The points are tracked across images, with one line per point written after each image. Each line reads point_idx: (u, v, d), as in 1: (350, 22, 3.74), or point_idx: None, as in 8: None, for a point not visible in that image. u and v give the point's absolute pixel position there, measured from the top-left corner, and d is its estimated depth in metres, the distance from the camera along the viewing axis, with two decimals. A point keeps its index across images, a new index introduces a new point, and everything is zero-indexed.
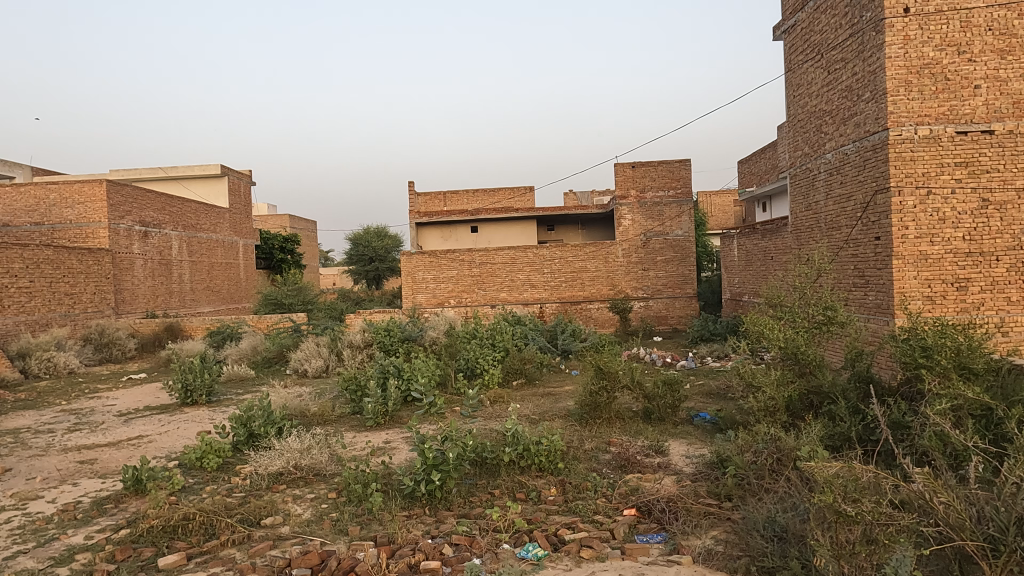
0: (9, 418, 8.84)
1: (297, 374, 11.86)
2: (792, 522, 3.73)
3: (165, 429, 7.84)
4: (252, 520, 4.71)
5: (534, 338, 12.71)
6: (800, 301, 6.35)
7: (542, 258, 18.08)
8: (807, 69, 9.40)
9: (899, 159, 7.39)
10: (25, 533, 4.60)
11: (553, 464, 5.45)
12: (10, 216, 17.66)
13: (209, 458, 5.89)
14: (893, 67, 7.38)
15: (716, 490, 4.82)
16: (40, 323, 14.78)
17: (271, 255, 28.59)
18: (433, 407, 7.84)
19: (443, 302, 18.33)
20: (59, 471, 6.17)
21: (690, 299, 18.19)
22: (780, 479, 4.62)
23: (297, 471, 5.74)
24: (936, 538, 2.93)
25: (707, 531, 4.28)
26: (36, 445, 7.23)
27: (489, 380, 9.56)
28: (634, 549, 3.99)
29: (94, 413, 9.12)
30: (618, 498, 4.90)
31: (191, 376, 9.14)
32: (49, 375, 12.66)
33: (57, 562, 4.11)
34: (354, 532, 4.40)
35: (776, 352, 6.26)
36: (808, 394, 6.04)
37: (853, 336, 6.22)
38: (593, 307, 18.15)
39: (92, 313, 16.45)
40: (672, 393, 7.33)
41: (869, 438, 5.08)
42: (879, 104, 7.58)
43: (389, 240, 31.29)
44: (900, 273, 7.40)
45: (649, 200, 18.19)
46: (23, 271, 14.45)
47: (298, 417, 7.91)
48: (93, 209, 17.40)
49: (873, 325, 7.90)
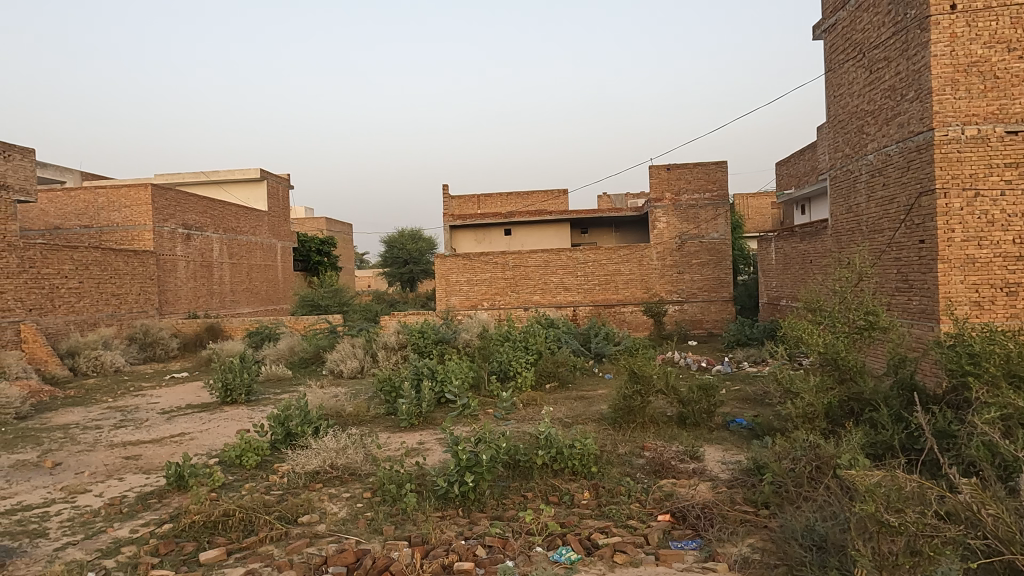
0: (58, 414, 9.16)
1: (334, 374, 12.09)
2: (832, 531, 3.61)
3: (205, 427, 8.02)
4: (289, 518, 4.79)
5: (568, 340, 12.72)
6: (840, 306, 6.19)
7: (576, 261, 18.03)
8: (847, 69, 9.21)
9: (945, 160, 7.18)
10: (74, 526, 4.77)
11: (587, 468, 5.43)
12: (61, 219, 18.31)
13: (248, 456, 6.06)
14: (938, 66, 7.18)
15: (753, 497, 4.76)
16: (88, 323, 15.25)
17: (308, 257, 29.14)
18: (466, 409, 7.91)
19: (476, 304, 18.40)
20: (105, 466, 6.38)
21: (726, 302, 17.92)
22: (819, 487, 4.50)
23: (333, 470, 5.84)
24: (983, 551, 2.81)
25: (744, 539, 4.21)
26: (84, 440, 7.49)
27: (521, 383, 9.59)
28: (668, 555, 3.96)
29: (138, 410, 9.37)
30: (652, 503, 4.85)
31: (230, 375, 9.36)
32: (96, 373, 13.17)
33: (104, 554, 4.25)
34: (388, 532, 4.45)
35: (814, 357, 6.13)
36: (849, 401, 5.89)
37: (896, 342, 6.02)
38: (627, 310, 18.02)
39: (137, 313, 16.98)
40: (707, 398, 7.24)
41: (913, 447, 4.92)
42: (923, 104, 7.39)
43: (424, 242, 31.69)
44: (946, 276, 7.19)
45: (684, 203, 18.01)
46: (73, 272, 14.91)
47: (334, 416, 8.08)
48: (138, 212, 17.92)
49: (918, 330, 7.69)
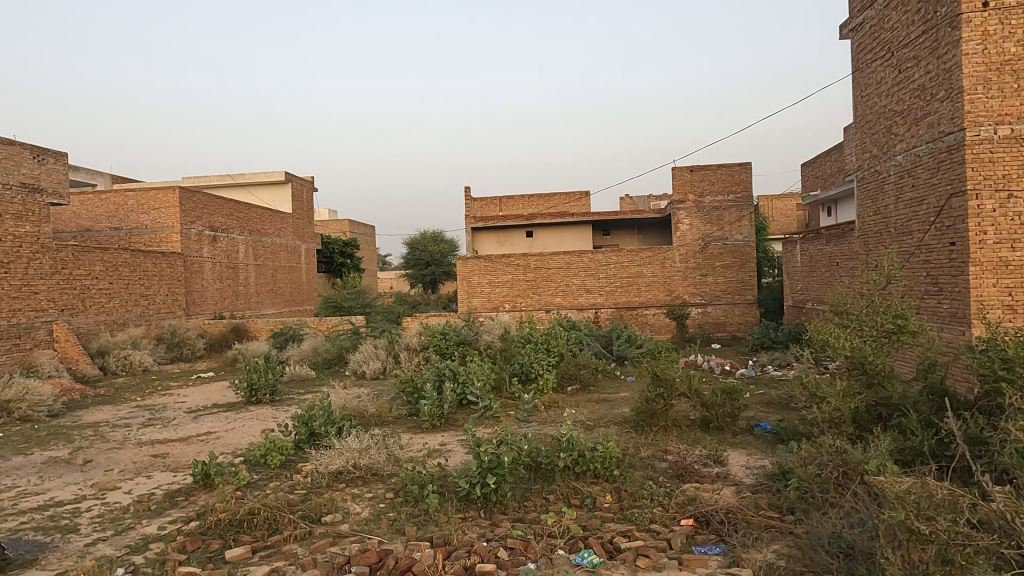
0: (90, 413, 9.36)
1: (356, 375, 12.20)
2: (860, 538, 3.56)
3: (231, 426, 8.14)
4: (313, 517, 4.84)
5: (589, 343, 12.68)
6: (868, 309, 6.09)
7: (597, 263, 17.97)
8: (875, 69, 9.08)
9: (976, 161, 7.04)
10: (104, 522, 4.87)
11: (609, 472, 5.40)
12: (92, 222, 18.70)
13: (272, 455, 6.12)
14: (970, 65, 7.05)
15: (778, 503, 4.71)
16: (117, 323, 15.55)
17: (331, 259, 29.42)
18: (488, 411, 7.92)
19: (497, 306, 18.42)
20: (134, 464, 6.50)
21: (749, 305, 17.71)
22: (846, 494, 4.42)
23: (356, 470, 5.88)
24: (1018, 561, 2.74)
25: (768, 545, 4.16)
26: (114, 438, 7.64)
27: (543, 385, 9.57)
28: (692, 560, 3.92)
29: (166, 409, 9.53)
30: (675, 508, 4.81)
31: (255, 375, 9.48)
32: (125, 372, 13.43)
33: (133, 550, 4.32)
34: (410, 532, 4.47)
35: (841, 361, 6.03)
36: (877, 406, 5.80)
37: (926, 346, 5.90)
38: (649, 313, 17.90)
39: (164, 314, 17.29)
40: (731, 402, 7.17)
41: (944, 454, 4.82)
42: (954, 104, 7.26)
43: (445, 244, 31.83)
44: (977, 280, 7.05)
45: (707, 205, 17.86)
46: (103, 273, 15.21)
47: (357, 417, 8.15)
48: (166, 214, 18.24)
49: (948, 334, 7.54)
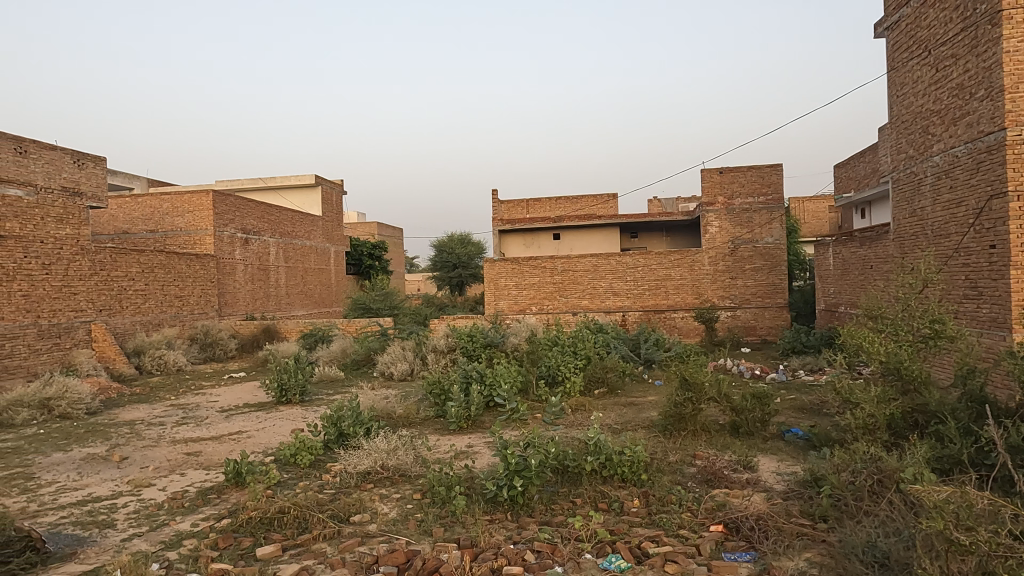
0: (126, 411, 9.60)
1: (384, 376, 12.31)
2: (895, 548, 3.47)
3: (262, 426, 8.28)
4: (341, 517, 4.89)
5: (617, 346, 12.60)
6: (903, 314, 5.95)
7: (625, 266, 17.88)
8: (912, 68, 8.87)
9: (1018, 161, 6.83)
10: (139, 518, 4.98)
11: (637, 476, 5.36)
12: (129, 224, 19.17)
13: (301, 455, 6.18)
14: (1011, 63, 6.84)
15: (810, 510, 4.62)
16: (153, 323, 15.92)
17: (360, 261, 29.72)
18: (515, 413, 7.92)
19: (524, 309, 18.42)
20: (168, 461, 6.64)
21: (780, 308, 17.43)
22: (881, 502, 4.32)
23: (384, 471, 5.93)
24: None
25: (800, 553, 4.08)
26: (149, 436, 7.82)
27: (570, 388, 9.54)
28: (721, 567, 3.87)
29: (199, 408, 9.72)
30: (704, 513, 4.75)
31: (285, 376, 9.61)
32: (160, 372, 13.76)
33: (167, 546, 4.41)
34: (437, 533, 4.49)
35: (876, 366, 5.90)
36: (913, 412, 5.66)
37: (965, 352, 5.73)
38: (677, 316, 17.74)
39: (198, 314, 17.65)
40: (761, 407, 7.06)
41: (984, 463, 4.68)
42: (995, 103, 7.06)
43: (473, 247, 31.94)
44: (1019, 284, 6.85)
45: (737, 207, 17.63)
46: (139, 275, 15.58)
47: (385, 417, 8.22)
48: (200, 217, 18.62)
49: (988, 340, 7.33)
